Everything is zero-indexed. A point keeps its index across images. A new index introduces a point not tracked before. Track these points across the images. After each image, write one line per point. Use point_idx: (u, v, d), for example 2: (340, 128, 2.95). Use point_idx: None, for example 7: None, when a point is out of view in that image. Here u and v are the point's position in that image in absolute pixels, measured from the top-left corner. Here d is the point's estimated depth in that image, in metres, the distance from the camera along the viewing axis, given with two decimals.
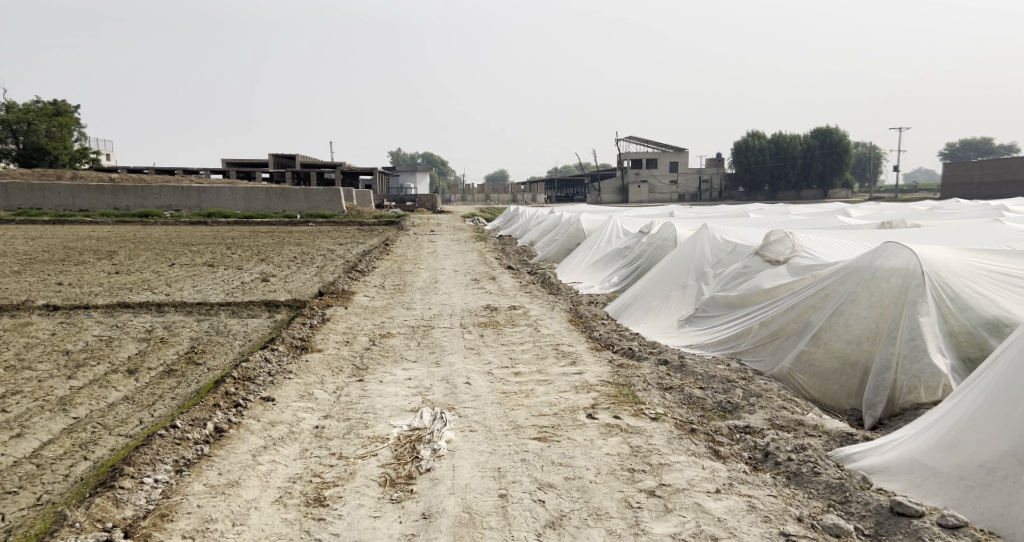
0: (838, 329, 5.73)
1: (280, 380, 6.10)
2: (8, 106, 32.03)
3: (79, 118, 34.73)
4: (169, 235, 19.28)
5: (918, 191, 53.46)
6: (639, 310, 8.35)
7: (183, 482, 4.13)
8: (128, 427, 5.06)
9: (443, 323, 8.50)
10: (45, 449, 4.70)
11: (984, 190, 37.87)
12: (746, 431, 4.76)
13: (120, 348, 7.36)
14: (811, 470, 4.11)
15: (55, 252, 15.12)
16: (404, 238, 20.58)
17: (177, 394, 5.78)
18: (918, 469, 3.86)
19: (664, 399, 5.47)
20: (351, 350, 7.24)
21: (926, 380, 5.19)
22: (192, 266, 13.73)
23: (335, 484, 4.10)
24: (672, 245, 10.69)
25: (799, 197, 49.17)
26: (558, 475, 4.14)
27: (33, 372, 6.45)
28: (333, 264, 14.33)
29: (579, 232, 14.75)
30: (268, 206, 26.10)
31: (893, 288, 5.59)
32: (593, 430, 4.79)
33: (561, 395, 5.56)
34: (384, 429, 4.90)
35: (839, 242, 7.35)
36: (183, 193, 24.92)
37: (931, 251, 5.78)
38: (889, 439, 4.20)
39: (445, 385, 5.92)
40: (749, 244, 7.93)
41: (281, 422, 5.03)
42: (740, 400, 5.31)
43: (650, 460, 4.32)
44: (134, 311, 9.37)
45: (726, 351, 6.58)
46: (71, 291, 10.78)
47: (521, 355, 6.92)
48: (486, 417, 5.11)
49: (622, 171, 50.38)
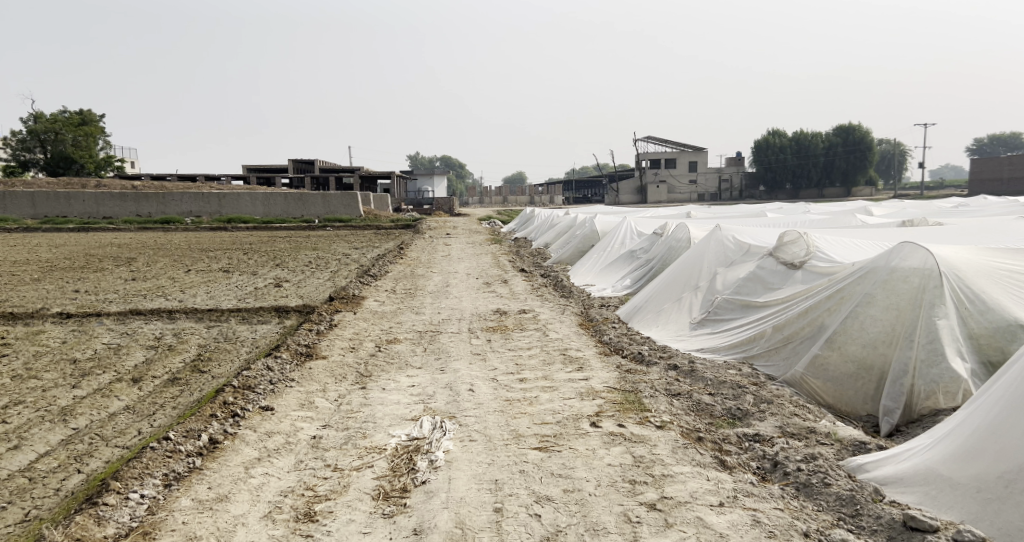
0: (853, 333, 5.53)
1: (282, 389, 6.01)
2: (37, 116, 32.51)
3: (104, 127, 35.13)
4: (188, 241, 19.38)
5: (946, 188, 52.53)
6: (651, 313, 8.17)
7: (170, 497, 4.05)
8: (126, 438, 5.00)
9: (451, 328, 8.39)
10: (39, 462, 4.64)
11: (1013, 186, 37.10)
12: (755, 439, 4.58)
13: (127, 356, 7.31)
14: (821, 481, 3.93)
15: (76, 259, 15.24)
16: (420, 242, 20.56)
17: (178, 403, 5.70)
18: (934, 480, 3.67)
19: (671, 406, 5.31)
20: (356, 356, 7.14)
21: (944, 386, 4.99)
22: (208, 271, 13.75)
23: (327, 498, 4.00)
24: (685, 247, 10.48)
25: (822, 195, 48.45)
26: (556, 487, 4.00)
27: (39, 382, 6.41)
28: (347, 269, 14.26)
29: (593, 234, 14.56)
30: (286, 212, 26.17)
31: (911, 289, 5.38)
32: (597, 440, 4.63)
33: (566, 403, 5.42)
34: (382, 440, 4.78)
35: (855, 243, 7.13)
36: (204, 199, 25.08)
37: (949, 251, 5.56)
38: (904, 448, 4.00)
39: (448, 392, 5.79)
40: (763, 246, 7.74)
41: (278, 432, 4.93)
42: (750, 406, 5.13)
43: (653, 471, 4.16)
44: (146, 318, 9.34)
45: (738, 355, 6.39)
46: (87, 298, 10.80)
47: (527, 360, 6.77)
48: (487, 425, 4.98)
49: (641, 172, 50.08)
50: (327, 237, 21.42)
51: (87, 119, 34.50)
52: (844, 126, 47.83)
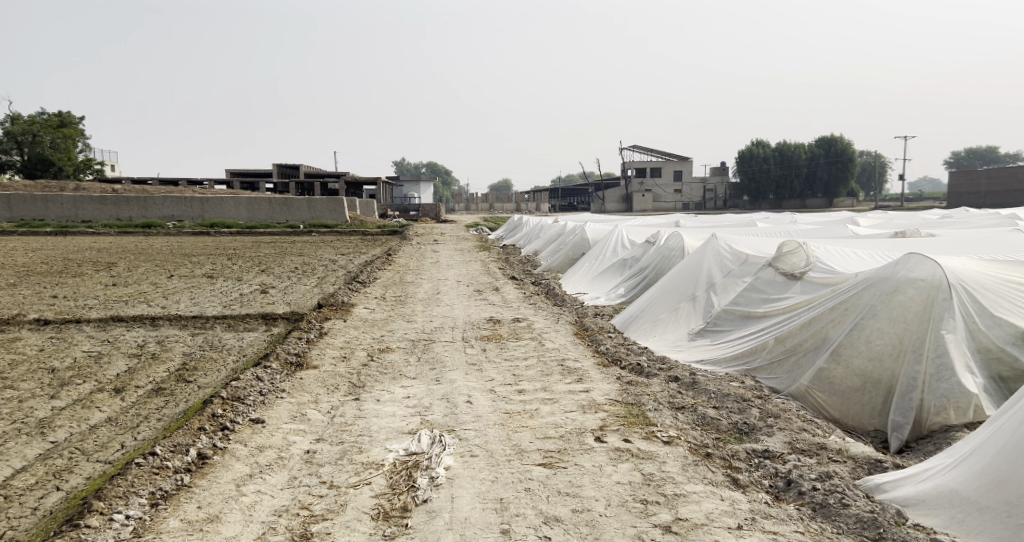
0: (858, 346, 5.41)
1: (273, 400, 5.81)
2: (14, 118, 31.98)
3: (83, 129, 34.60)
4: (170, 245, 19.02)
5: (926, 200, 53.07)
6: (647, 323, 8.03)
7: (157, 517, 3.85)
8: (108, 452, 4.78)
9: (444, 337, 8.20)
10: (16, 478, 4.42)
11: (991, 199, 37.49)
12: (765, 455, 4.45)
13: (108, 365, 7.05)
14: (839, 501, 3.82)
15: (55, 264, 14.89)
16: (407, 248, 20.34)
17: (163, 415, 5.49)
18: (960, 503, 3.57)
19: (676, 420, 5.16)
20: (348, 367, 6.92)
21: (955, 400, 4.90)
22: (191, 277, 13.46)
23: (323, 518, 3.81)
24: (680, 256, 10.35)
25: (804, 206, 48.84)
26: (565, 507, 3.84)
27: (16, 391, 6.17)
28: (334, 275, 14.02)
29: (583, 241, 14.42)
30: (271, 217, 25.83)
31: (917, 301, 5.27)
32: (603, 456, 4.47)
33: (568, 416, 5.25)
34: (379, 455, 4.59)
35: (855, 253, 7.03)
36: (187, 202, 24.73)
37: (957, 263, 5.46)
38: (925, 467, 3.90)
39: (445, 404, 5.61)
40: (762, 256, 7.65)
41: (270, 446, 4.74)
42: (757, 420, 5.00)
43: (665, 490, 4.01)
44: (127, 325, 9.07)
45: (740, 367, 6.25)
46: (66, 305, 10.50)
47: (525, 371, 6.60)
48: (488, 440, 4.81)
49: (626, 181, 50.13)
50: (313, 242, 21.17)
51: (67, 121, 33.95)
52: (827, 137, 48.35)
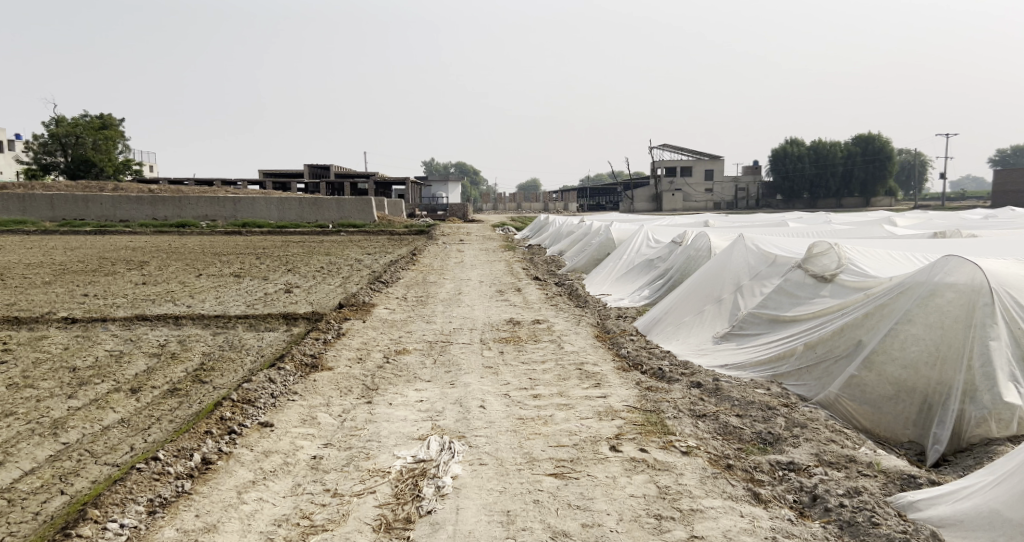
0: (893, 352, 5.14)
1: (284, 403, 5.70)
2: (58, 120, 32.71)
3: (123, 131, 35.20)
4: (203, 244, 19.18)
5: (968, 200, 51.39)
6: (671, 326, 7.78)
7: (152, 528, 3.75)
8: (116, 454, 4.70)
9: (462, 339, 8.06)
10: (22, 481, 4.35)
11: None
12: (789, 468, 4.23)
13: (128, 364, 7.03)
14: (869, 520, 3.61)
15: (89, 262, 15.10)
16: (433, 248, 20.28)
17: (175, 417, 5.41)
18: (1002, 525, 3.37)
19: (697, 429, 4.94)
20: (364, 368, 6.81)
21: (997, 412, 4.63)
22: (219, 276, 13.52)
23: (323, 530, 3.69)
24: (706, 257, 10.07)
25: (839, 205, 47.95)
26: (575, 521, 3.68)
27: (34, 391, 6.15)
28: (359, 274, 13.98)
29: (610, 242, 14.19)
30: (300, 216, 25.97)
31: (956, 307, 5.01)
32: (617, 466, 4.28)
33: (583, 423, 5.07)
34: (386, 462, 4.44)
35: (892, 255, 6.71)
36: (220, 203, 25.00)
37: (1000, 266, 5.17)
38: (962, 485, 3.69)
39: (458, 408, 5.45)
40: (791, 257, 7.37)
41: (276, 451, 4.62)
42: (783, 430, 4.76)
43: (681, 505, 3.82)
44: (152, 324, 9.09)
45: (767, 373, 5.98)
46: (96, 303, 10.55)
47: (542, 375, 6.41)
48: (499, 447, 4.63)
49: (657, 181, 49.60)
50: (340, 242, 21.19)
51: (107, 123, 34.53)
52: (863, 135, 47.45)
